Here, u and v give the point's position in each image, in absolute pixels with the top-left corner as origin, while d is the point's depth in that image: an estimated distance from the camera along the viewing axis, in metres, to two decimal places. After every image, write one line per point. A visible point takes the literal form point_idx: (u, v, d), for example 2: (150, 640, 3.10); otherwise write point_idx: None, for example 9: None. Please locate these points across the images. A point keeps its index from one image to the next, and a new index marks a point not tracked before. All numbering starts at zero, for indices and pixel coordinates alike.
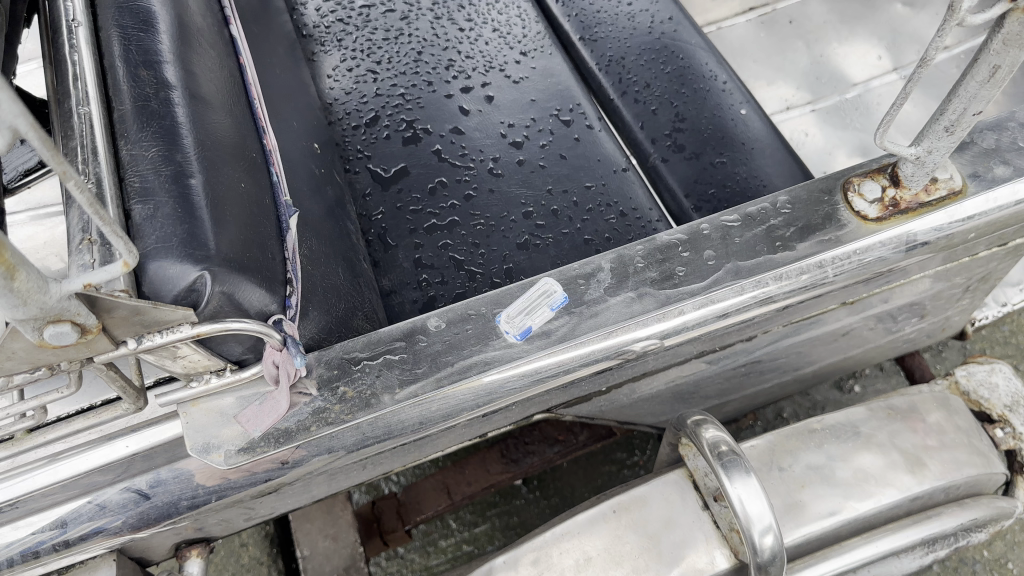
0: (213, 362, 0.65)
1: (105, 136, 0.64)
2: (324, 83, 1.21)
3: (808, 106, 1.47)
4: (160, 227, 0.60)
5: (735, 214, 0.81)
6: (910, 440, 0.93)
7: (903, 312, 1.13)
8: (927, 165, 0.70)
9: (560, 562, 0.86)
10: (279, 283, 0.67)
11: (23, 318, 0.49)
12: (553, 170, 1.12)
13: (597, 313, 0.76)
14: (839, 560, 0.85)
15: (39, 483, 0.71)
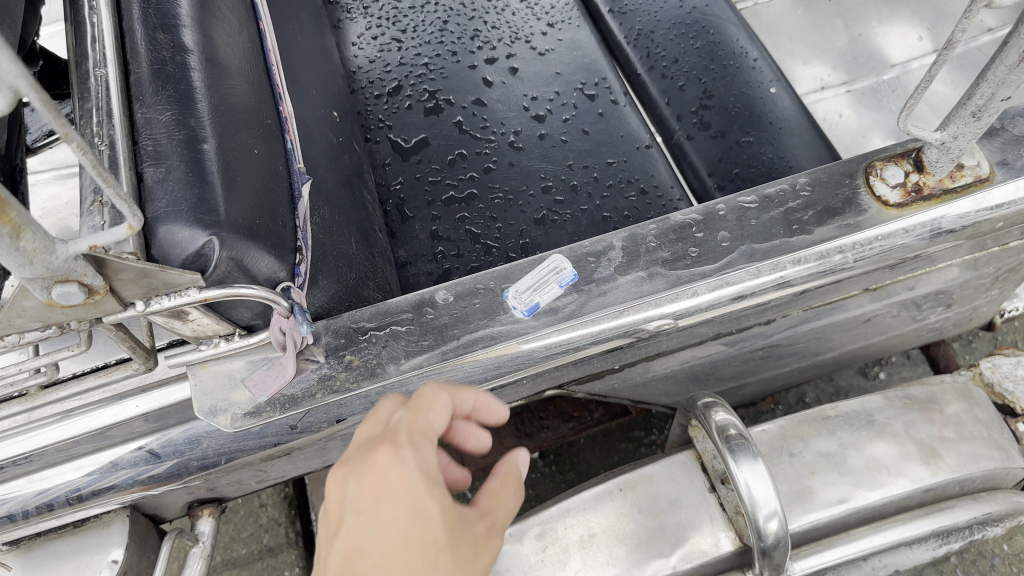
0: (222, 327, 0.66)
1: (121, 98, 0.64)
2: (348, 50, 1.21)
3: (843, 86, 1.43)
4: (171, 190, 0.60)
5: (752, 196, 0.80)
6: (926, 430, 0.92)
7: (929, 300, 1.10)
8: (952, 151, 0.70)
9: (564, 537, 0.86)
10: (289, 251, 0.68)
11: (31, 277, 0.50)
12: (575, 145, 1.10)
13: (606, 292, 0.75)
14: (845, 548, 0.84)
15: (50, 438, 0.73)
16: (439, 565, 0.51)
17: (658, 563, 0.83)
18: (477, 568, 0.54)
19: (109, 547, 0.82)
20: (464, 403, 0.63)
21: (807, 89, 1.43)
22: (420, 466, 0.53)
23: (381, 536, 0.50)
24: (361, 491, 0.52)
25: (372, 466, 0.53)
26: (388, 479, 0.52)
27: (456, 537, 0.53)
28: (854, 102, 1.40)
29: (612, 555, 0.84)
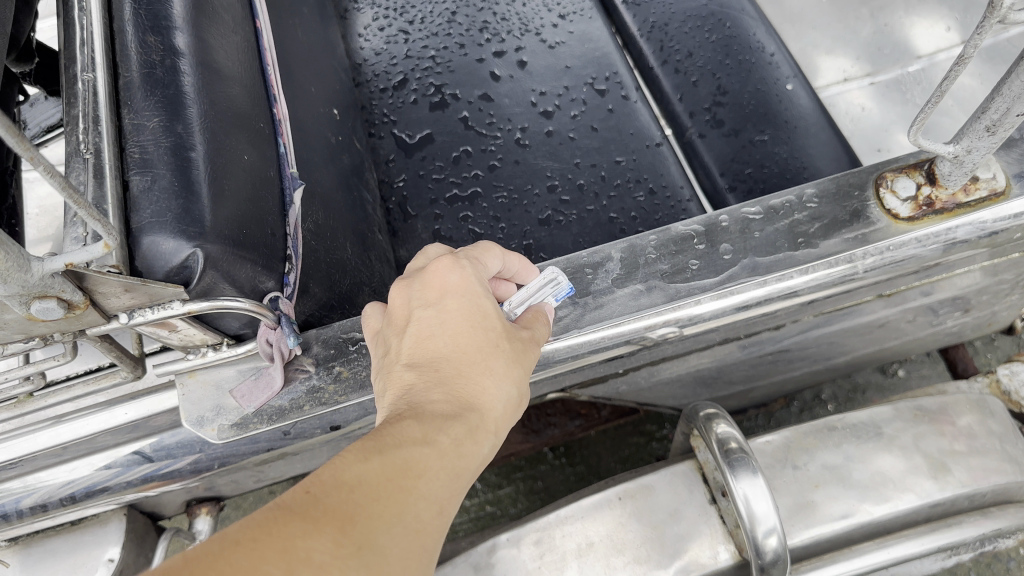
0: (209, 337, 0.65)
1: (110, 104, 0.63)
2: (355, 42, 1.19)
3: (866, 79, 1.33)
4: (156, 200, 0.59)
5: (757, 206, 0.78)
6: (936, 443, 0.89)
7: (946, 306, 1.07)
8: (966, 165, 0.68)
9: (562, 544, 0.84)
10: (279, 261, 0.67)
11: (8, 294, 0.49)
12: (583, 142, 1.08)
13: (602, 305, 0.75)
14: (848, 564, 0.81)
15: (42, 443, 0.73)
16: (495, 352, 0.62)
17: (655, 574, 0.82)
18: (527, 362, 0.65)
19: (106, 545, 0.83)
20: (511, 266, 0.73)
21: (828, 81, 1.33)
22: (478, 274, 0.65)
23: (448, 328, 0.62)
24: (425, 291, 0.64)
25: (433, 271, 0.65)
26: (451, 278, 0.64)
27: (509, 332, 0.64)
28: (877, 96, 1.30)
29: (609, 565, 0.82)
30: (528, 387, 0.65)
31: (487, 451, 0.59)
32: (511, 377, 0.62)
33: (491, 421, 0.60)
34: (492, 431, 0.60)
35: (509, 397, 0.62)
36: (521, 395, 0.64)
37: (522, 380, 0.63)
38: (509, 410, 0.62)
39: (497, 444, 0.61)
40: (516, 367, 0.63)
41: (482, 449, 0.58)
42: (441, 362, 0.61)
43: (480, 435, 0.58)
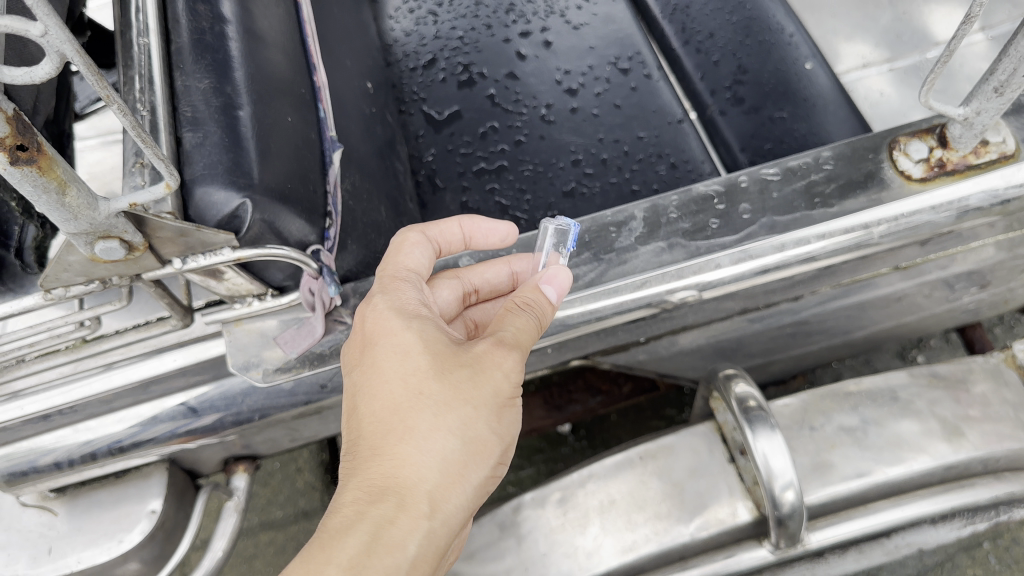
0: (255, 286, 0.70)
1: (162, 66, 0.67)
2: (385, 23, 1.25)
3: (885, 65, 1.18)
4: (207, 154, 0.63)
5: (775, 168, 0.81)
6: (951, 408, 0.91)
7: (962, 281, 1.07)
8: (976, 126, 0.73)
9: (584, 502, 0.87)
10: (319, 216, 0.71)
11: (75, 232, 0.54)
12: (606, 119, 1.13)
13: (625, 261, 0.78)
14: (863, 521, 0.84)
15: (95, 389, 0.77)
16: (417, 406, 0.62)
17: (676, 530, 0.84)
18: (471, 395, 0.63)
19: (148, 498, 0.85)
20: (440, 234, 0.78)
21: (847, 67, 1.19)
22: (395, 306, 0.68)
23: (366, 393, 0.64)
24: (352, 351, 0.68)
25: (358, 319, 0.69)
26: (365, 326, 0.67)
27: (442, 362, 0.64)
28: (897, 82, 1.16)
29: (630, 521, 0.86)
30: (481, 422, 0.63)
31: (423, 530, 0.59)
32: (445, 428, 0.62)
33: (422, 497, 0.60)
34: (426, 506, 0.60)
35: (449, 453, 0.62)
36: (474, 437, 0.63)
37: (468, 418, 0.63)
38: (455, 466, 0.62)
39: (441, 511, 0.60)
40: (449, 412, 0.62)
41: (412, 537, 0.58)
42: (359, 442, 0.63)
43: (403, 526, 0.58)
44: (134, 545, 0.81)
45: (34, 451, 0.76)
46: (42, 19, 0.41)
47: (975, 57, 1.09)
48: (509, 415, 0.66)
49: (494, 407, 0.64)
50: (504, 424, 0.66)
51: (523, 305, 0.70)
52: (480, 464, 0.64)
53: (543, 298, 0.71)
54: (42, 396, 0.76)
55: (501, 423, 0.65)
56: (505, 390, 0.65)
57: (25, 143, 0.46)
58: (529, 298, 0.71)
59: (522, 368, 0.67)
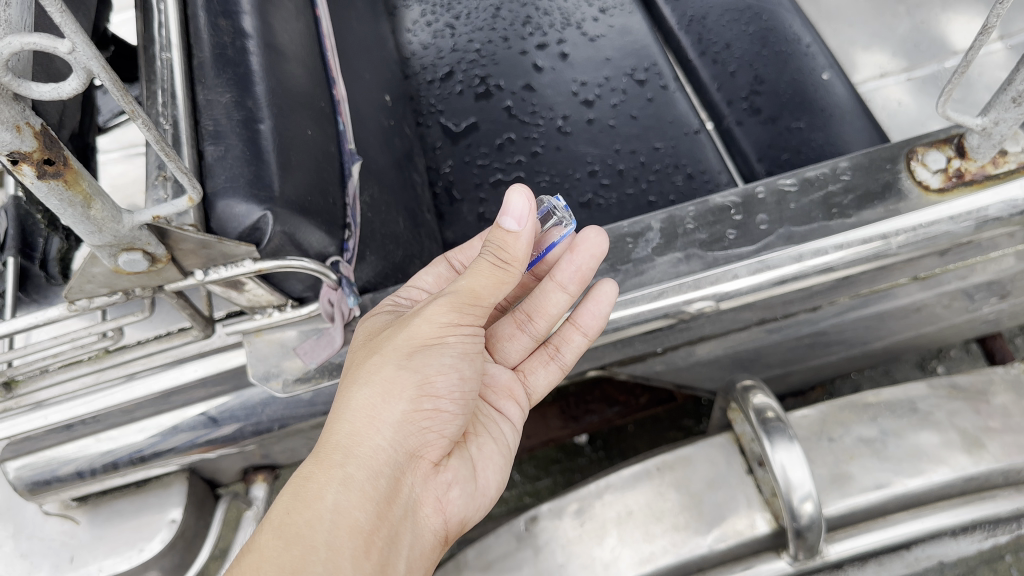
0: (275, 297, 0.72)
1: (184, 80, 0.69)
2: (404, 37, 1.29)
3: (903, 74, 1.17)
4: (229, 167, 0.64)
5: (792, 178, 0.81)
6: (971, 419, 0.90)
7: (981, 291, 1.06)
8: (994, 136, 0.73)
9: (602, 513, 0.87)
10: (338, 228, 0.72)
11: (99, 244, 0.55)
12: (623, 130, 1.14)
13: (643, 272, 0.79)
14: (882, 533, 0.84)
15: (118, 400, 0.78)
16: (346, 376, 0.71)
17: (694, 541, 0.84)
18: (373, 353, 0.71)
19: (169, 507, 0.86)
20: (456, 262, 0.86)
21: (865, 76, 1.18)
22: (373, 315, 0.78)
23: None
24: None
25: None
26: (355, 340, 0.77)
27: (374, 332, 0.75)
28: (916, 91, 1.15)
29: (648, 533, 0.85)
30: (389, 367, 0.70)
31: (336, 476, 0.65)
32: (359, 379, 0.70)
33: (337, 445, 0.67)
34: (340, 454, 0.67)
35: (356, 402, 0.69)
36: (381, 379, 0.70)
37: (371, 365, 0.70)
38: (365, 409, 0.69)
39: (355, 456, 0.67)
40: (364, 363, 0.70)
41: (329, 486, 0.64)
42: None
43: (316, 474, 0.65)
44: (154, 554, 0.82)
45: (58, 459, 0.76)
46: (70, 36, 0.42)
47: (993, 66, 1.08)
48: (432, 353, 0.71)
49: (404, 351, 0.71)
50: (420, 361, 0.71)
51: (483, 248, 0.70)
52: (395, 401, 0.70)
53: (499, 232, 0.68)
54: (66, 406, 0.78)
55: (415, 361, 0.71)
56: (417, 334, 0.71)
57: (52, 157, 0.48)
58: (492, 241, 0.69)
59: (448, 310, 0.71)
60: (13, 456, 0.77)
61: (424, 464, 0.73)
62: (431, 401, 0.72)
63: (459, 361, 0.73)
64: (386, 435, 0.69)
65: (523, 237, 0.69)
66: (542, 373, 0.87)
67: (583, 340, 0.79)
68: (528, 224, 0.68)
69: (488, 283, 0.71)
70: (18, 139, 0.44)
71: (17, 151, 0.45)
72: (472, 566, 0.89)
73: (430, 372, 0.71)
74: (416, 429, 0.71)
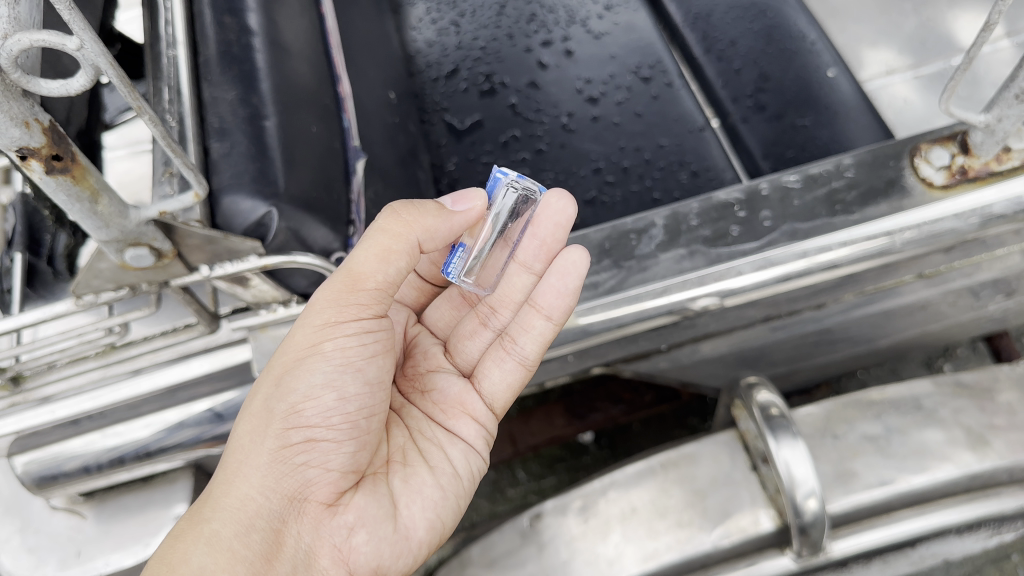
0: (280, 293, 0.73)
1: (191, 78, 0.69)
2: (409, 34, 1.30)
3: (910, 71, 1.17)
4: (234, 163, 0.64)
5: (796, 175, 0.81)
6: (976, 417, 0.90)
7: (987, 289, 1.06)
8: (998, 133, 0.72)
9: (606, 510, 0.87)
10: (342, 224, 0.73)
11: (106, 240, 0.55)
12: (627, 127, 1.14)
13: (646, 269, 0.79)
14: (886, 530, 0.84)
15: (124, 395, 0.78)
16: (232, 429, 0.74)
17: (699, 538, 0.83)
18: (253, 394, 0.73)
19: (174, 502, 0.86)
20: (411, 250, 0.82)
21: (871, 73, 1.18)
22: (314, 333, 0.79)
23: None
24: None
25: None
26: None
27: None
28: (922, 89, 1.14)
29: (652, 530, 0.85)
30: (259, 400, 0.72)
31: (200, 532, 0.67)
32: (240, 421, 0.73)
33: (210, 500, 0.70)
34: (209, 510, 0.69)
35: (230, 447, 0.72)
36: (248, 417, 0.72)
37: (245, 405, 0.73)
38: (235, 453, 0.71)
39: (223, 506, 0.68)
40: (244, 403, 0.74)
41: (193, 549, 0.65)
42: None
43: (183, 533, 0.67)
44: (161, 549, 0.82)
45: (63, 455, 0.77)
46: (78, 33, 0.42)
47: (1000, 63, 1.08)
48: (299, 372, 0.72)
49: (274, 379, 0.72)
50: (288, 385, 0.72)
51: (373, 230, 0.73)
52: (263, 439, 0.71)
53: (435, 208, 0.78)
54: (72, 402, 0.77)
55: (282, 385, 0.72)
56: (286, 358, 0.72)
57: (60, 153, 0.48)
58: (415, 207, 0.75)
59: (320, 313, 0.72)
60: (21, 450, 0.78)
61: (314, 507, 0.70)
62: (302, 430, 0.71)
63: (331, 377, 0.73)
64: (253, 480, 0.69)
65: (454, 219, 0.78)
66: (495, 372, 0.85)
67: (546, 325, 0.79)
68: (468, 206, 0.79)
69: (365, 258, 0.72)
70: (27, 135, 0.45)
71: (26, 147, 0.46)
72: (476, 562, 0.89)
73: (296, 397, 0.72)
74: (292, 465, 0.71)
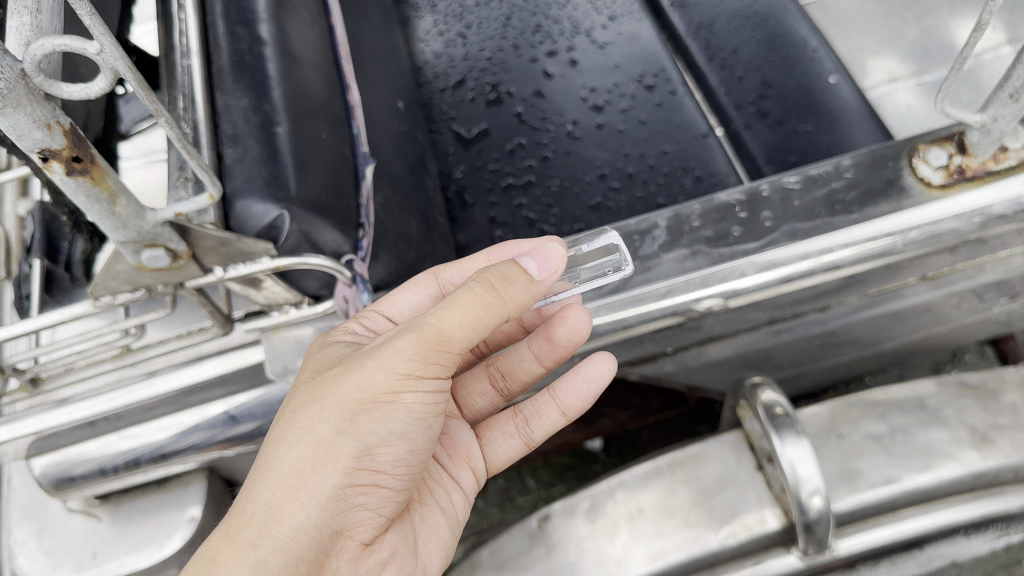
0: (292, 295, 0.75)
1: (204, 85, 0.71)
2: (417, 46, 1.33)
3: (913, 78, 1.18)
4: (247, 168, 0.67)
5: (796, 176, 0.82)
6: (980, 416, 0.91)
7: (991, 291, 1.06)
8: (993, 132, 0.74)
9: (613, 511, 0.88)
10: (352, 227, 0.75)
11: (124, 240, 0.57)
12: (632, 135, 1.16)
13: (649, 268, 0.80)
14: (892, 528, 0.84)
15: (140, 397, 0.80)
16: (279, 433, 0.67)
17: (705, 538, 0.84)
18: (314, 405, 0.67)
19: (188, 504, 0.88)
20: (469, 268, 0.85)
21: (874, 81, 1.20)
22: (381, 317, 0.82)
23: None
24: None
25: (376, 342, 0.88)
26: (300, 368, 0.73)
27: (324, 366, 0.71)
28: (924, 95, 1.15)
29: (659, 529, 0.86)
30: (324, 425, 0.66)
31: (247, 559, 0.62)
32: (295, 437, 0.66)
33: (252, 520, 0.64)
34: (254, 531, 0.64)
35: (284, 464, 0.65)
36: (313, 441, 0.66)
37: (308, 423, 0.66)
38: (291, 474, 0.65)
39: (271, 535, 0.63)
40: (301, 417, 0.66)
41: None
42: None
43: (223, 556, 0.62)
44: (174, 551, 0.84)
45: (79, 458, 0.79)
46: (98, 38, 0.44)
47: (1000, 68, 1.09)
48: (378, 415, 0.66)
49: (347, 410, 0.66)
50: (366, 424, 0.66)
51: (474, 279, 0.65)
52: (329, 471, 0.66)
53: (514, 268, 0.65)
54: (90, 403, 0.79)
55: (358, 425, 0.66)
56: (363, 392, 0.65)
57: (80, 155, 0.50)
58: (501, 270, 0.65)
59: (408, 361, 0.65)
60: (38, 453, 0.80)
61: (355, 543, 0.69)
62: (371, 474, 0.67)
63: (409, 427, 0.67)
64: (310, 512, 0.65)
65: (535, 288, 0.66)
66: (501, 444, 0.87)
67: (560, 418, 0.84)
68: (548, 277, 0.67)
69: (462, 322, 0.64)
70: (49, 137, 0.47)
71: (47, 148, 0.48)
72: (485, 565, 0.90)
73: (375, 439, 0.66)
74: (349, 503, 0.67)
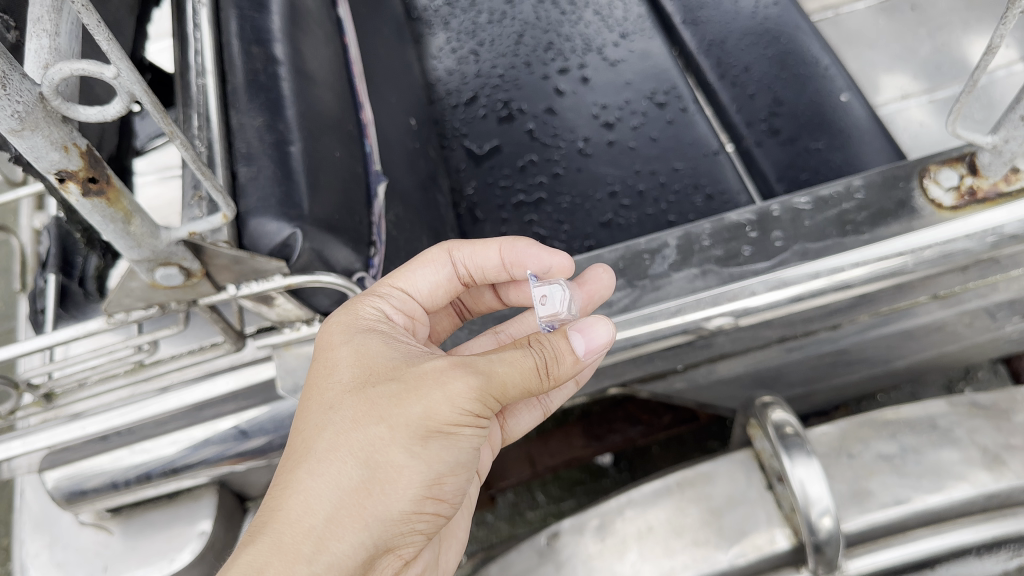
0: (304, 312, 0.76)
1: (219, 105, 0.72)
2: (429, 63, 1.34)
3: (925, 96, 1.18)
4: (261, 188, 0.67)
5: (807, 197, 0.82)
6: (992, 436, 0.90)
7: (1004, 309, 1.06)
8: (1005, 154, 0.74)
9: (622, 529, 0.88)
10: (364, 245, 0.76)
11: (138, 259, 0.58)
12: (642, 151, 1.16)
13: (659, 288, 0.81)
14: (903, 549, 0.84)
15: (153, 412, 0.80)
16: (337, 441, 0.63)
17: (714, 557, 0.84)
18: (381, 418, 0.63)
19: (199, 518, 0.88)
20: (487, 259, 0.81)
21: (886, 98, 1.19)
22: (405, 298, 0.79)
23: None
24: None
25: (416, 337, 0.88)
26: (342, 360, 0.68)
27: (376, 372, 0.66)
28: (936, 114, 1.16)
29: (668, 548, 0.85)
30: (394, 446, 0.62)
31: None
32: (356, 451, 0.62)
33: (309, 533, 0.60)
34: (311, 545, 0.60)
35: (348, 480, 0.62)
36: (380, 461, 0.62)
37: (376, 442, 0.62)
38: (354, 492, 0.62)
39: (329, 551, 0.60)
40: (368, 434, 0.63)
41: None
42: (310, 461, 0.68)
43: (279, 569, 0.57)
44: (185, 564, 0.84)
45: (92, 472, 0.79)
46: (115, 62, 0.45)
47: (1011, 87, 1.09)
48: (445, 443, 0.64)
49: (417, 435, 0.62)
50: (433, 452, 0.63)
51: (535, 348, 0.66)
52: (394, 497, 0.63)
53: (564, 345, 0.66)
54: (102, 417, 0.79)
55: (428, 451, 0.63)
56: (434, 419, 0.62)
57: (96, 176, 0.51)
58: (553, 348, 0.66)
59: (475, 402, 0.63)
60: (50, 467, 0.81)
61: (398, 561, 0.67)
62: (434, 502, 0.65)
63: (468, 459, 0.66)
64: (372, 532, 0.62)
65: (580, 362, 0.66)
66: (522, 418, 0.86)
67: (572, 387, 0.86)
68: (592, 357, 0.67)
69: (522, 378, 0.64)
70: (65, 159, 0.48)
71: (64, 169, 0.49)
72: None
73: (442, 468, 0.64)
74: (408, 527, 0.65)
